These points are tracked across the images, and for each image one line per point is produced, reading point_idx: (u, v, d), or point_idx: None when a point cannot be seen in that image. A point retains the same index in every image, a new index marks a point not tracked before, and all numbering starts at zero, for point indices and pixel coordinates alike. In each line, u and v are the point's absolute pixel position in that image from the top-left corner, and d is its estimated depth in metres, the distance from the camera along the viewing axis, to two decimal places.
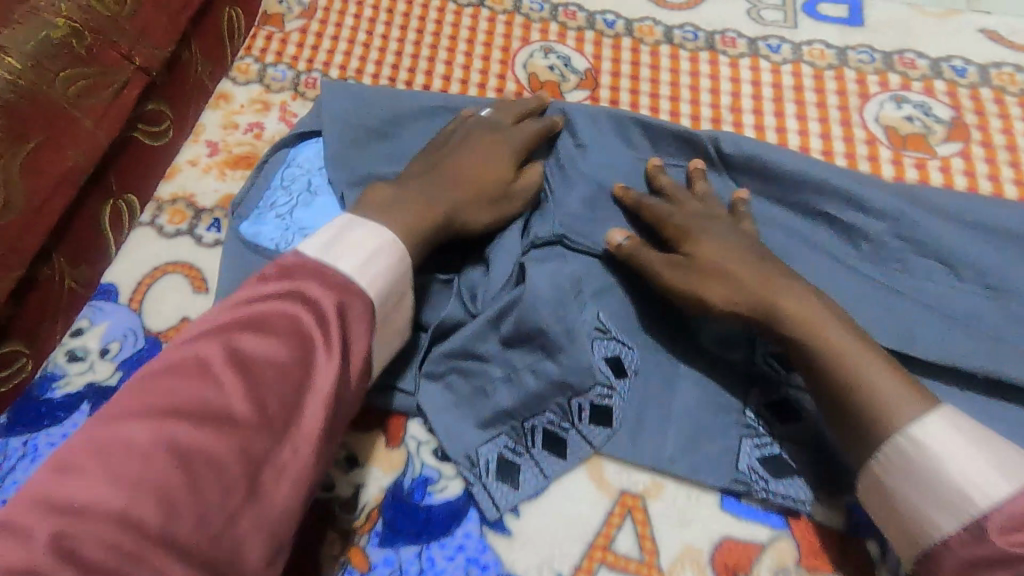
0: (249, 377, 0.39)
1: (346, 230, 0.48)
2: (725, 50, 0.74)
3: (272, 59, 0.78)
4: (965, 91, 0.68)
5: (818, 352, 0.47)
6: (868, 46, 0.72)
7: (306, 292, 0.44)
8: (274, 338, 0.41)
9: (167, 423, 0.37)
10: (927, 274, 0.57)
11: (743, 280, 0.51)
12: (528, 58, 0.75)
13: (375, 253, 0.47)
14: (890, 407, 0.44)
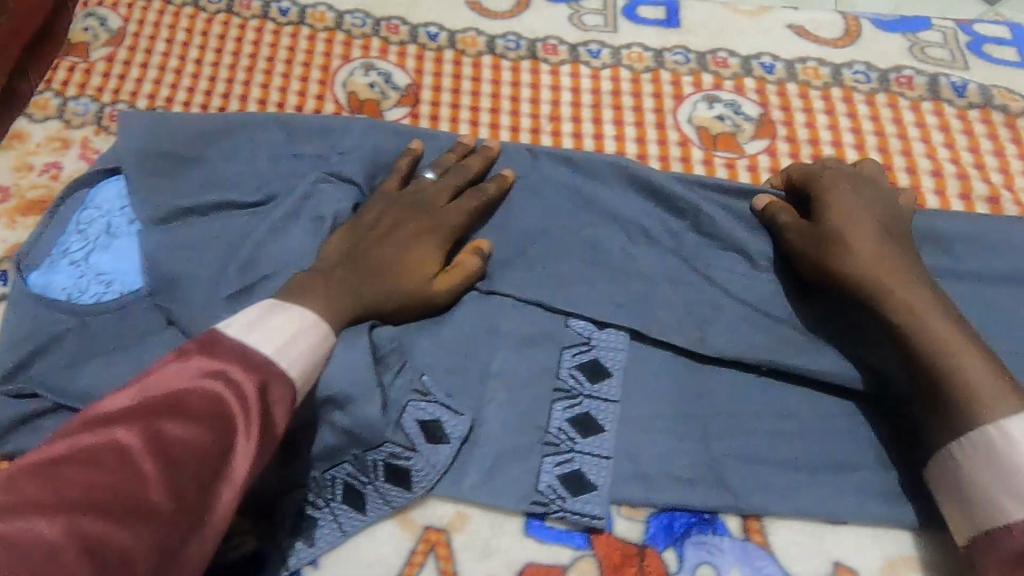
0: (168, 463, 0.35)
1: (268, 313, 0.45)
2: (546, 58, 0.73)
3: (74, 92, 0.73)
4: (773, 87, 0.69)
5: (926, 344, 0.46)
6: (683, 46, 0.73)
7: (229, 369, 0.40)
8: (195, 420, 0.37)
9: (71, 519, 0.32)
10: (727, 274, 0.58)
11: (876, 252, 0.51)
12: (349, 76, 0.73)
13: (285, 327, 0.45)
14: (981, 396, 0.44)
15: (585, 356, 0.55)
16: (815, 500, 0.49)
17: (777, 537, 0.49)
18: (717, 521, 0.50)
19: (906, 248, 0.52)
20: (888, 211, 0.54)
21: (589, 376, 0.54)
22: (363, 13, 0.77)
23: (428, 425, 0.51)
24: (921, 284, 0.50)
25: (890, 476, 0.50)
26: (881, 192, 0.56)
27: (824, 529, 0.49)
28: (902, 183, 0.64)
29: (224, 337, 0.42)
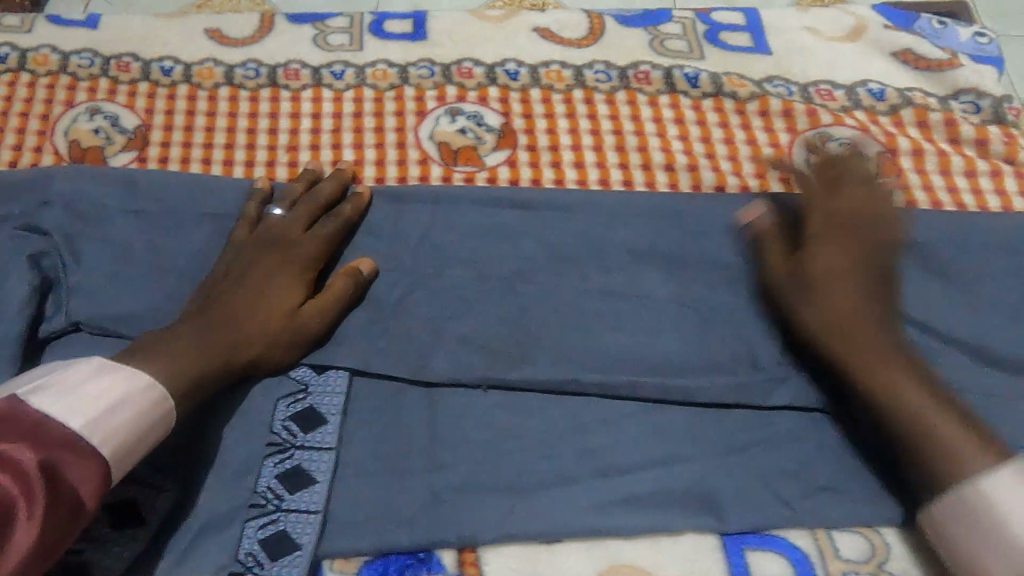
0: None
1: (82, 370, 0.42)
2: (287, 85, 0.70)
3: None
4: (516, 94, 0.68)
5: (895, 407, 0.45)
6: (428, 60, 0.71)
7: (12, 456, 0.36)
8: None
9: None
10: (454, 296, 0.56)
11: (845, 314, 0.49)
12: (71, 122, 0.68)
13: (129, 403, 0.42)
14: (955, 455, 0.43)
15: (299, 405, 0.51)
16: (530, 522, 0.48)
17: (491, 567, 0.47)
18: (432, 558, 0.47)
19: (879, 300, 0.50)
20: (868, 255, 0.51)
21: (302, 426, 0.51)
22: (91, 53, 0.72)
23: (127, 512, 0.47)
24: (889, 344, 0.48)
25: (607, 486, 0.49)
26: (840, 239, 0.52)
27: (540, 551, 0.48)
28: (637, 180, 0.63)
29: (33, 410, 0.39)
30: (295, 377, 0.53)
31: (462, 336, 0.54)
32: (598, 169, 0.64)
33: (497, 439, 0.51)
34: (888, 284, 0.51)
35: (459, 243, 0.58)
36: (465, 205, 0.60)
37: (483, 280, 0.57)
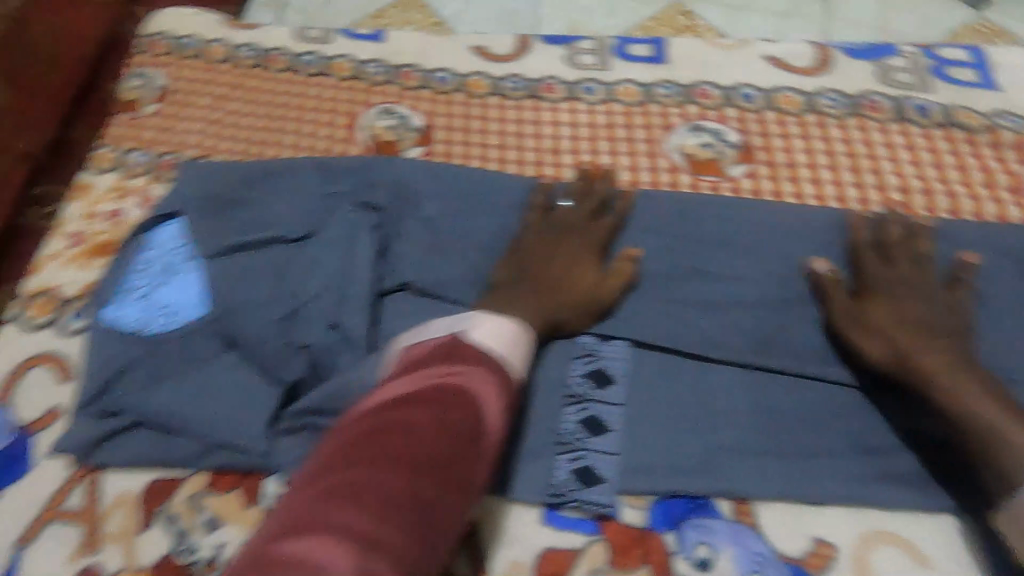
0: (456, 443, 0.43)
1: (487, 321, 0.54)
2: (546, 97, 0.81)
3: (130, 145, 0.82)
4: (753, 115, 0.76)
5: (961, 408, 0.52)
6: (670, 81, 0.80)
7: (479, 374, 0.48)
8: (464, 411, 0.45)
9: (406, 477, 0.40)
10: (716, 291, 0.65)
11: (932, 352, 0.54)
12: (370, 120, 0.81)
13: (513, 334, 0.53)
14: (997, 435, 0.49)
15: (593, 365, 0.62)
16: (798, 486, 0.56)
17: (766, 519, 0.56)
18: (710, 505, 0.57)
19: (931, 330, 0.56)
20: (925, 306, 0.57)
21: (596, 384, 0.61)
22: (381, 63, 0.86)
23: None
24: (960, 367, 0.53)
25: (865, 464, 0.57)
26: (890, 291, 0.59)
27: (806, 511, 0.56)
28: (872, 199, 0.70)
29: (474, 344, 0.51)
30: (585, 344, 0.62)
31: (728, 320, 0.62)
32: (834, 187, 0.71)
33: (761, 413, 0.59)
34: (914, 306, 0.57)
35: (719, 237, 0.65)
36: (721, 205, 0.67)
37: None
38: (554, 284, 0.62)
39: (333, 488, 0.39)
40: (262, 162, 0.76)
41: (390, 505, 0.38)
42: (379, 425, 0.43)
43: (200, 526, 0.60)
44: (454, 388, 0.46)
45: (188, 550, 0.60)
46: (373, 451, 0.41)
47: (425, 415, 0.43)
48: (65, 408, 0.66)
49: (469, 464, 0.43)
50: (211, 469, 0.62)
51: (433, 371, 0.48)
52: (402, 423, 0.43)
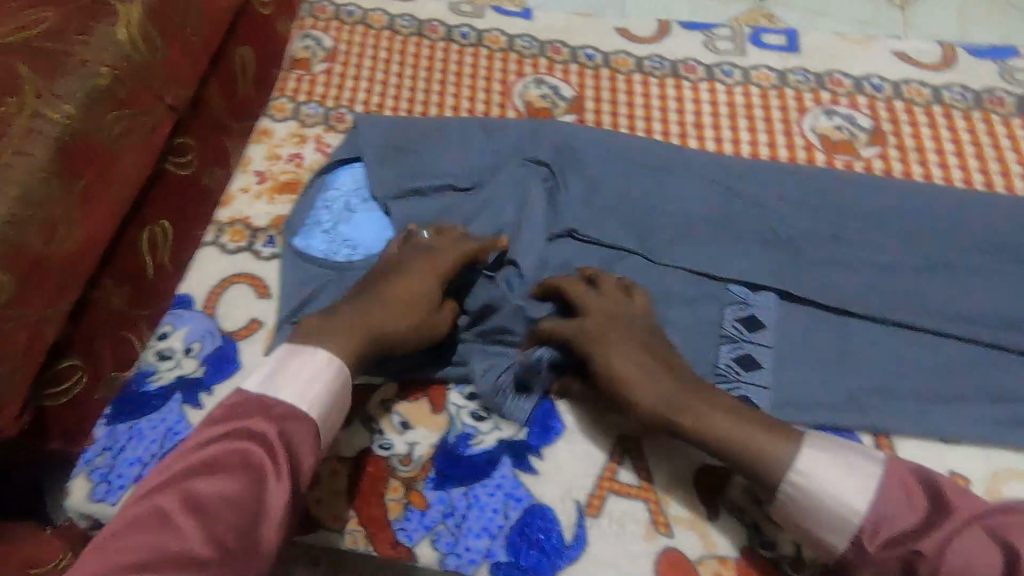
0: (240, 500, 0.48)
1: (286, 358, 0.57)
2: (687, 76, 0.88)
3: (304, 98, 0.91)
4: (882, 104, 0.83)
5: (705, 432, 0.56)
6: (804, 68, 0.87)
7: (255, 429, 0.51)
8: (223, 477, 0.48)
9: (194, 518, 0.46)
10: (853, 259, 0.73)
11: (657, 397, 0.58)
12: (524, 89, 0.89)
13: (320, 374, 0.56)
14: (759, 451, 0.54)
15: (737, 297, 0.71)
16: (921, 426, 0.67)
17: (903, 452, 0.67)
18: None
19: (648, 357, 0.60)
20: (649, 350, 0.60)
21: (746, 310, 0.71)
22: (530, 37, 0.94)
23: None
24: (690, 399, 0.57)
25: (978, 414, 0.67)
26: (603, 343, 0.61)
27: (940, 450, 0.67)
28: (996, 183, 0.77)
29: (266, 398, 0.54)
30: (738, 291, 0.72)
31: (865, 283, 0.72)
32: (959, 171, 0.78)
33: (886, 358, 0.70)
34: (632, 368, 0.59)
35: (854, 215, 0.75)
36: (857, 186, 0.76)
37: (876, 247, 0.73)
38: (404, 309, 0.63)
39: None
40: (433, 118, 0.84)
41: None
42: (165, 549, 0.45)
43: (394, 426, 0.67)
44: (162, 495, 0.48)
45: (385, 445, 0.66)
46: (161, 568, 0.44)
47: (189, 524, 0.46)
48: (265, 321, 0.76)
49: (244, 522, 0.47)
50: (400, 380, 0.68)
51: (208, 464, 0.49)
52: (168, 544, 0.45)
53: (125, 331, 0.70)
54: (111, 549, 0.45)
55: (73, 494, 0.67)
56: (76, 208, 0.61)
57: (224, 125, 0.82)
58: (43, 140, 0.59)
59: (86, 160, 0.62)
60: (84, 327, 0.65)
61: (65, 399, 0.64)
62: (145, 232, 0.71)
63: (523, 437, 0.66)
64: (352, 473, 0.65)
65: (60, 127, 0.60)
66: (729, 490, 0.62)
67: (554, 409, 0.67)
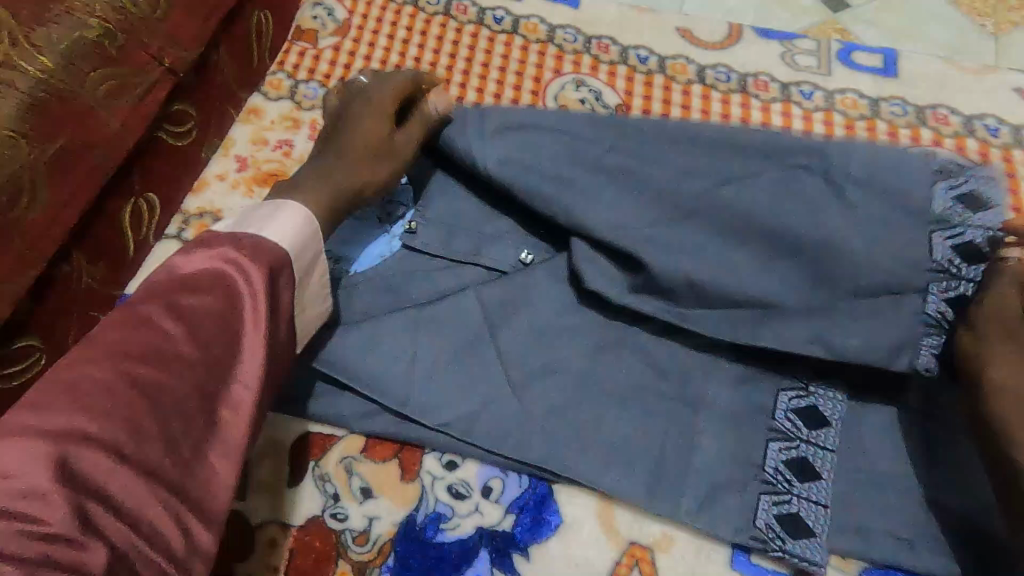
0: (211, 319, 0.38)
1: (254, 210, 0.45)
2: (757, 94, 0.74)
3: (304, 76, 0.78)
4: (997, 152, 0.68)
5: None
6: (902, 98, 0.72)
7: (227, 253, 0.41)
8: (200, 288, 0.39)
9: (152, 333, 0.37)
10: None
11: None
12: (560, 90, 0.76)
13: (290, 218, 0.45)
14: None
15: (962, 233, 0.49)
16: None
17: None
18: None
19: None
20: None
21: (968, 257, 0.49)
22: (575, 29, 0.80)
23: (667, 456, 0.53)
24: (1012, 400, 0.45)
25: None
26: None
27: None
28: None
29: (242, 237, 0.42)
30: (929, 312, 0.50)
31: None
32: None
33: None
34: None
35: None
36: None
37: None
38: (368, 149, 0.55)
39: (92, 377, 0.34)
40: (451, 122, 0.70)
41: (153, 398, 0.35)
42: (128, 347, 0.36)
43: (352, 492, 0.55)
44: (141, 303, 0.38)
45: (339, 515, 0.54)
46: (132, 360, 0.35)
47: (167, 329, 0.37)
48: None
49: (218, 344, 0.38)
50: (366, 434, 0.56)
51: (179, 283, 0.39)
52: (147, 344, 0.36)
53: (94, 312, 0.62)
54: (82, 346, 0.36)
55: None
56: (46, 172, 0.53)
57: (232, 91, 0.74)
58: (12, 94, 0.52)
59: (64, 119, 0.54)
60: (47, 304, 0.57)
61: (21, 382, 0.56)
62: (129, 204, 0.63)
63: (508, 528, 0.53)
64: (293, 547, 0.53)
65: (33, 80, 0.53)
66: None
67: (551, 497, 0.54)
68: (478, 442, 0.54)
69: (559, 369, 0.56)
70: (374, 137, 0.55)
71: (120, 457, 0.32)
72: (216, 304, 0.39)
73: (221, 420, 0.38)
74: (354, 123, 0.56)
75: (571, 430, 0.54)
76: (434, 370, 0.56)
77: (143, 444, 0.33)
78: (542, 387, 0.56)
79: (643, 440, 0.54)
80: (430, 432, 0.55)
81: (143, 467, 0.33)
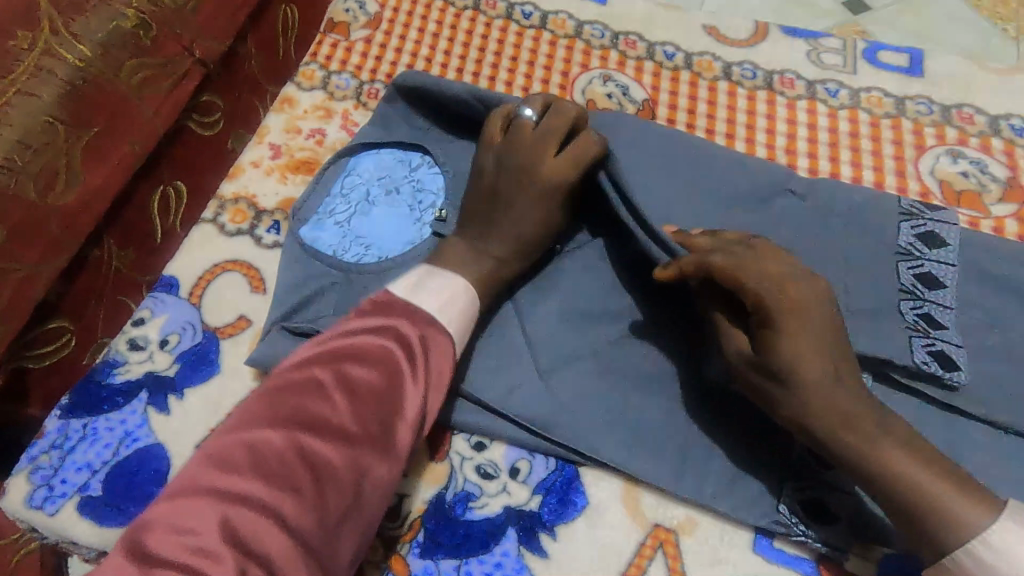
0: (368, 399, 0.42)
1: (425, 276, 0.51)
2: (783, 91, 0.74)
3: (337, 67, 0.80)
4: (1022, 151, 0.68)
5: (883, 467, 0.44)
6: (927, 97, 0.72)
7: (397, 328, 0.46)
8: (370, 365, 0.43)
9: (320, 400, 0.41)
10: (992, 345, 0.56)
11: (823, 383, 0.45)
12: (588, 84, 0.77)
13: (458, 294, 0.50)
14: (943, 500, 0.42)
15: (925, 228, 0.59)
16: None
17: None
18: None
19: (836, 369, 0.46)
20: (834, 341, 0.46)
21: (930, 244, 0.58)
22: (603, 25, 0.81)
23: (694, 443, 0.54)
24: (821, 379, 0.45)
25: None
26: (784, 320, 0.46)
27: None
28: None
29: (399, 303, 0.48)
30: (908, 320, 0.56)
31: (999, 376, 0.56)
32: None
33: (1011, 477, 0.53)
34: (808, 367, 0.45)
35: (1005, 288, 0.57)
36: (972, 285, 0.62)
37: None
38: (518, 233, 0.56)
39: (269, 440, 0.39)
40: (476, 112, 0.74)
41: (317, 469, 0.39)
42: (303, 415, 0.40)
43: None
44: (312, 368, 0.43)
45: None
46: (306, 429, 0.40)
47: (336, 400, 0.41)
48: (254, 319, 0.64)
49: (379, 423, 0.42)
50: None
51: (351, 351, 0.44)
52: (321, 414, 0.40)
53: (124, 298, 0.65)
54: (261, 409, 0.41)
55: (10, 496, 0.57)
56: (82, 156, 0.55)
57: (258, 84, 0.77)
58: (53, 81, 0.54)
59: (101, 106, 0.57)
60: (74, 289, 0.59)
61: (54, 360, 0.59)
62: (158, 191, 0.66)
63: (536, 508, 0.54)
64: None
65: (73, 68, 0.55)
66: None
67: (577, 479, 0.55)
68: (508, 423, 0.56)
69: (588, 355, 0.57)
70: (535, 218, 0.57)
71: (285, 527, 0.37)
72: (384, 381, 0.43)
73: (365, 494, 0.41)
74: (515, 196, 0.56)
75: (598, 414, 0.55)
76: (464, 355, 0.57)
77: (305, 509, 0.37)
78: (570, 373, 0.57)
79: (669, 426, 0.55)
80: (462, 412, 0.57)
81: (296, 530, 0.37)
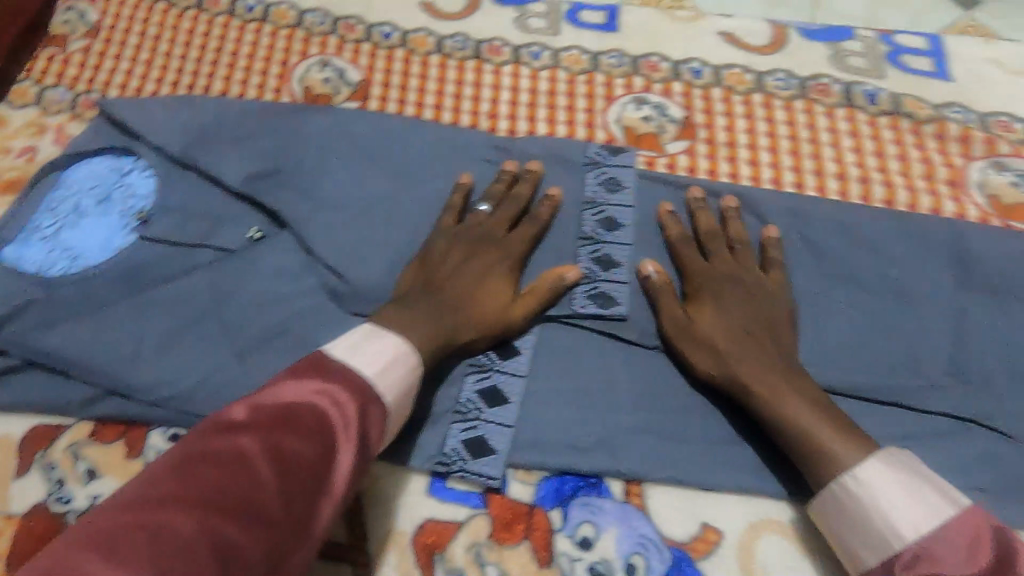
0: (287, 472, 0.38)
1: (365, 336, 0.49)
2: (490, 59, 0.78)
3: (52, 81, 0.78)
4: (699, 92, 0.74)
5: (784, 419, 0.51)
6: (619, 50, 0.77)
7: (332, 389, 0.43)
8: (306, 433, 0.40)
9: (251, 468, 0.38)
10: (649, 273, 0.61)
11: (723, 350, 0.54)
12: (305, 72, 0.78)
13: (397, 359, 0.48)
14: (829, 452, 0.48)
15: (606, 176, 0.65)
16: (706, 477, 0.54)
17: (654, 502, 0.55)
18: (602, 485, 0.55)
19: (760, 342, 0.54)
20: (751, 310, 0.55)
21: (610, 191, 0.65)
22: (323, 12, 0.82)
23: None
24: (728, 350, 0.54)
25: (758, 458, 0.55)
26: (702, 291, 0.57)
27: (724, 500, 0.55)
28: (809, 184, 0.68)
29: (329, 360, 0.45)
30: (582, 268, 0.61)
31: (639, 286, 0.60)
32: (771, 170, 0.69)
33: (659, 390, 0.57)
34: (698, 347, 0.55)
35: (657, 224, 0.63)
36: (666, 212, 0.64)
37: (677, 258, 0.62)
38: (476, 284, 0.57)
39: (175, 528, 0.34)
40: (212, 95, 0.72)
41: (224, 557, 0.34)
42: (224, 496, 0.36)
43: (78, 476, 0.59)
44: (236, 438, 0.39)
45: (63, 499, 0.58)
46: (216, 510, 0.35)
47: (264, 475, 0.38)
48: None
49: (303, 500, 0.39)
50: (94, 418, 0.61)
51: (284, 418, 0.40)
52: (224, 490, 0.36)
53: None
54: (170, 484, 0.36)
55: None
56: None
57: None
58: None
59: None
60: None
61: None
62: None
63: None
64: (18, 534, 0.57)
65: None
66: (450, 550, 0.53)
67: None
68: (196, 412, 0.59)
69: (279, 334, 0.62)
70: (491, 289, 0.58)
71: None
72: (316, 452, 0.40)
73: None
74: (475, 259, 0.59)
75: None
76: (158, 354, 0.61)
77: None
78: (266, 355, 0.61)
79: None
80: (151, 407, 0.60)
81: None
